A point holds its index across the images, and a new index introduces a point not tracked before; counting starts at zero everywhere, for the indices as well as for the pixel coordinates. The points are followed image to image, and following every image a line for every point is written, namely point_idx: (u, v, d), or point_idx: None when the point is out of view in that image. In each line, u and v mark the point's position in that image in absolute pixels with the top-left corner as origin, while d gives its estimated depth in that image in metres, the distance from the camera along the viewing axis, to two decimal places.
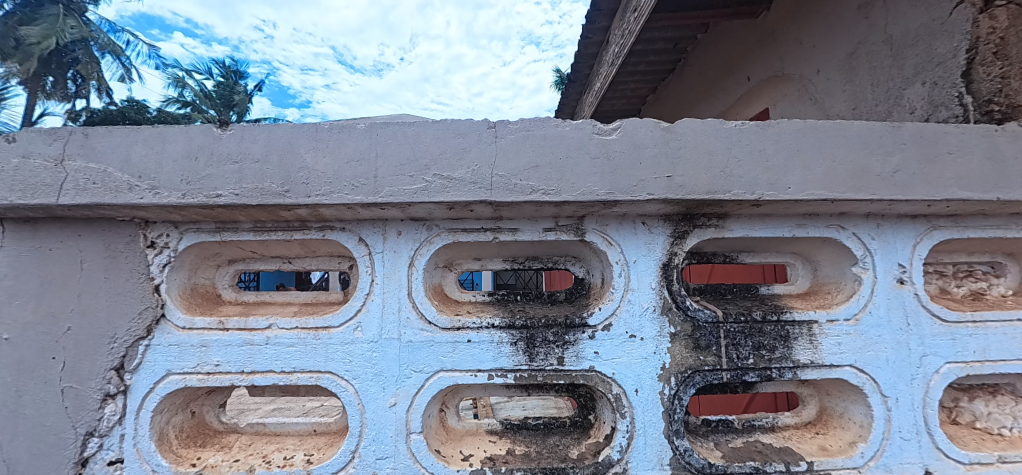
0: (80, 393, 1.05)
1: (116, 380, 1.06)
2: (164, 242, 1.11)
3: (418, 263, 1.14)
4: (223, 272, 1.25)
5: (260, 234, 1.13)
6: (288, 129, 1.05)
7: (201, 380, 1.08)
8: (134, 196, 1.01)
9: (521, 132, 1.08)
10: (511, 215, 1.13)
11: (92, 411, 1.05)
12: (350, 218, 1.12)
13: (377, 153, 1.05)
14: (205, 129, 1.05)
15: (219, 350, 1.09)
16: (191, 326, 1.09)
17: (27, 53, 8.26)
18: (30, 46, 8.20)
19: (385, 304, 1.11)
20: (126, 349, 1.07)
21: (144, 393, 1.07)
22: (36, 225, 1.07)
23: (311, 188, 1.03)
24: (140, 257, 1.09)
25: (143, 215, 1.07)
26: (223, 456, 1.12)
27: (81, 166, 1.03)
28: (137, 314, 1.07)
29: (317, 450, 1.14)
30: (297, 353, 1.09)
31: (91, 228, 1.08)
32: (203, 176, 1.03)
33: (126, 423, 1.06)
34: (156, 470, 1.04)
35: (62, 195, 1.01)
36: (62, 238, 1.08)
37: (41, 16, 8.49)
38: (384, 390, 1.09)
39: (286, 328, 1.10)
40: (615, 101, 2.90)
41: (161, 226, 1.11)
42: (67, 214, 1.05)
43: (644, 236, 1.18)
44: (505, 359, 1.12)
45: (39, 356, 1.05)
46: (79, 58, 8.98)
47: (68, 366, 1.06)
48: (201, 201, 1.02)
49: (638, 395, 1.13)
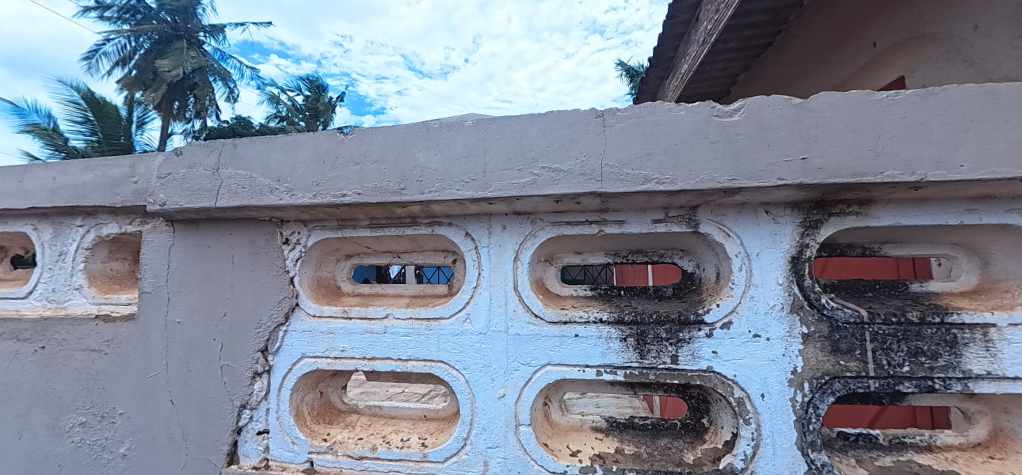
0: (235, 371, 1.19)
1: (262, 360, 1.19)
2: (296, 238, 1.21)
3: (523, 257, 1.14)
4: (341, 265, 1.33)
5: (376, 230, 1.20)
6: (402, 130, 1.10)
7: (330, 364, 1.18)
8: (274, 197, 1.11)
9: (632, 119, 1.03)
10: (618, 206, 1.09)
11: (244, 387, 1.18)
12: (458, 213, 1.15)
13: (485, 149, 1.06)
14: (330, 134, 1.13)
15: (344, 337, 1.17)
16: (320, 314, 1.19)
17: (160, 83, 9.84)
18: (162, 77, 9.75)
19: (492, 297, 1.13)
20: (269, 333, 1.18)
21: (284, 374, 1.19)
22: (197, 226, 1.23)
23: (425, 185, 1.07)
24: (278, 252, 1.20)
25: (280, 215, 1.18)
26: (348, 433, 1.22)
27: (232, 173, 1.15)
28: (277, 302, 1.18)
29: (430, 434, 1.19)
30: (412, 342, 1.14)
31: (238, 227, 1.21)
32: (331, 178, 1.10)
33: (271, 398, 1.19)
34: (296, 442, 1.16)
35: (219, 198, 1.14)
36: (217, 236, 1.22)
37: (170, 51, 10.09)
38: (494, 381, 1.11)
39: (401, 318, 1.16)
40: (700, 84, 2.70)
41: (293, 225, 1.21)
42: (221, 215, 1.19)
43: (769, 227, 1.07)
44: (614, 355, 1.08)
45: (203, 337, 1.20)
46: (198, 84, 10.51)
47: (224, 348, 1.19)
48: (329, 200, 1.09)
49: (765, 401, 1.03)
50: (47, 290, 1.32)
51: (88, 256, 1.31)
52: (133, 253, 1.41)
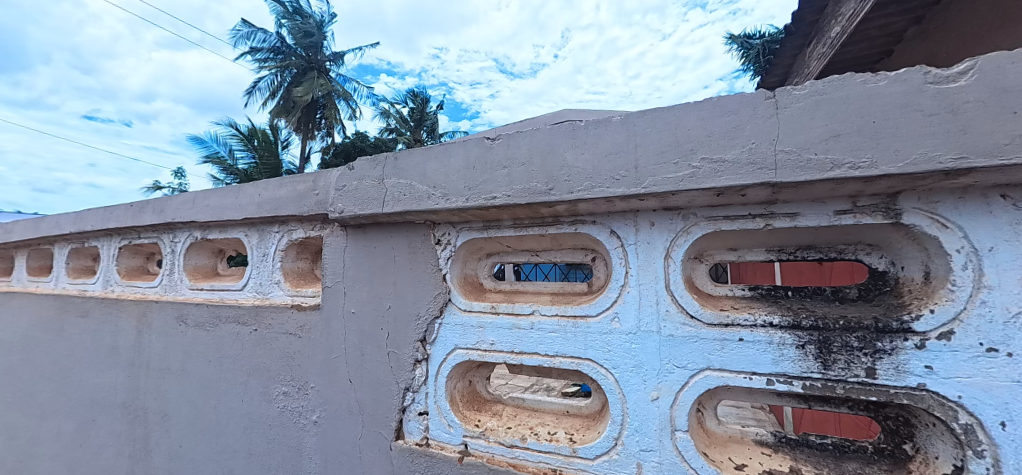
0: (399, 357, 1.32)
1: (421, 349, 1.30)
2: (447, 239, 1.30)
3: (675, 254, 1.08)
4: (483, 263, 1.40)
5: (520, 230, 1.24)
6: (549, 132, 1.12)
7: (481, 355, 1.25)
8: (431, 202, 1.21)
9: (812, 98, 0.91)
10: (791, 197, 0.97)
11: (408, 372, 1.31)
12: (602, 211, 1.14)
13: (636, 144, 1.03)
14: (479, 140, 1.19)
15: (493, 331, 1.23)
16: (471, 308, 1.26)
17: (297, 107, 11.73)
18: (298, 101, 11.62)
19: (642, 296, 1.09)
20: (427, 325, 1.29)
21: (440, 362, 1.29)
22: (364, 229, 1.38)
23: (574, 184, 1.07)
24: (432, 252, 1.30)
25: (434, 218, 1.28)
26: (497, 421, 1.29)
27: (395, 181, 1.27)
28: (433, 297, 1.29)
29: (576, 430, 1.21)
30: (559, 339, 1.17)
31: (398, 230, 1.33)
32: (481, 182, 1.16)
33: (429, 384, 1.30)
34: (452, 425, 1.26)
35: (385, 204, 1.27)
36: (381, 238, 1.36)
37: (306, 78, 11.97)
38: (645, 382, 1.08)
39: (548, 314, 1.19)
40: (851, 48, 2.34)
41: (444, 226, 1.31)
42: (385, 219, 1.32)
43: (1009, 214, 0.84)
44: (789, 363, 0.98)
45: (372, 327, 1.35)
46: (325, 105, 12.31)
47: (390, 336, 1.33)
48: (481, 203, 1.15)
49: (1008, 431, 0.82)
50: (256, 284, 1.60)
51: (283, 256, 1.55)
52: (312, 253, 1.64)
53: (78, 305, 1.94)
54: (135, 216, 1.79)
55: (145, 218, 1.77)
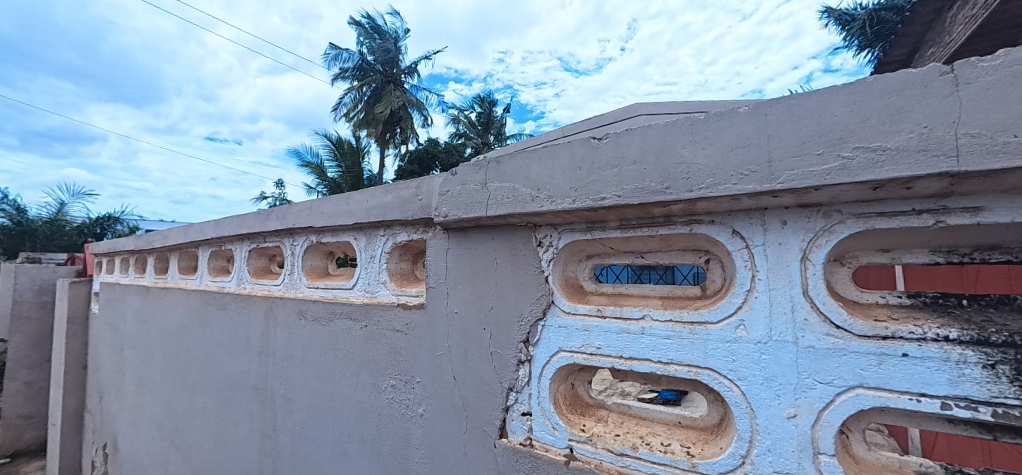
0: (502, 357, 1.33)
1: (524, 350, 1.31)
2: (549, 241, 1.30)
3: (814, 257, 0.97)
4: (582, 265, 1.37)
5: (626, 231, 1.20)
6: (662, 128, 1.07)
7: (587, 359, 1.23)
8: (536, 205, 1.22)
9: (1008, 70, 0.74)
10: (973, 188, 0.82)
11: (511, 372, 1.32)
12: (723, 210, 1.06)
13: (767, 135, 0.94)
14: (585, 141, 1.17)
15: (600, 335, 1.20)
16: (575, 311, 1.25)
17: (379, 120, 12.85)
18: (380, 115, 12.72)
19: (773, 302, 1.00)
20: (530, 327, 1.30)
21: (544, 363, 1.29)
22: (466, 232, 1.42)
23: (693, 182, 1.00)
24: (535, 254, 1.30)
25: (536, 220, 1.28)
26: (603, 427, 1.26)
27: (498, 185, 1.30)
28: (536, 299, 1.29)
29: (693, 444, 1.14)
30: (674, 346, 1.11)
31: (500, 233, 1.35)
32: (589, 183, 1.14)
33: (532, 385, 1.31)
34: (557, 427, 1.26)
35: (489, 208, 1.30)
36: (482, 240, 1.39)
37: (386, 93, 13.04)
38: (779, 397, 0.98)
39: (660, 320, 1.13)
40: None
41: (545, 228, 1.31)
42: (488, 222, 1.35)
43: None
44: (974, 387, 0.82)
45: (476, 326, 1.39)
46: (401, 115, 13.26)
47: (493, 336, 1.35)
48: (589, 204, 1.13)
49: None
50: (364, 283, 1.72)
51: (388, 257, 1.65)
52: (412, 256, 1.73)
53: (217, 300, 2.24)
54: (262, 222, 2.03)
55: (270, 225, 1.99)
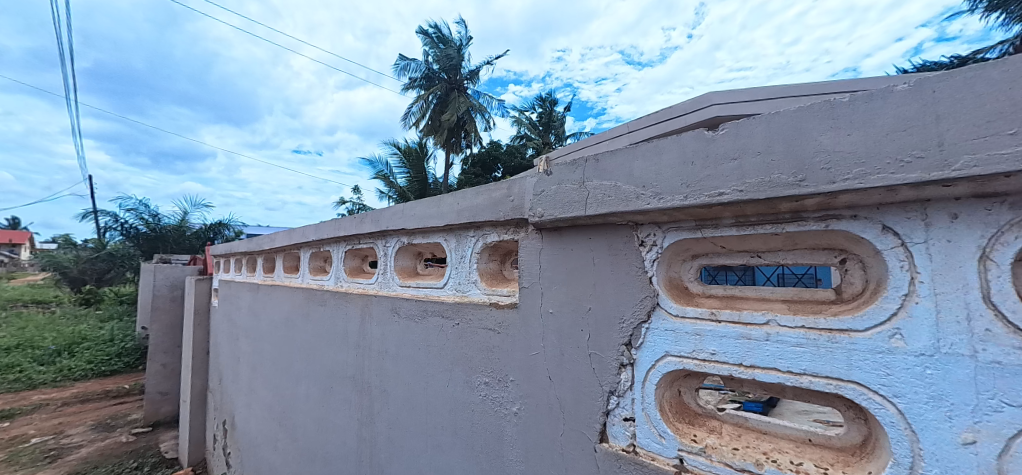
0: (603, 359, 1.30)
1: (627, 353, 1.26)
2: (652, 240, 1.24)
3: (999, 256, 0.81)
4: (687, 265, 1.30)
5: (743, 229, 1.11)
6: (793, 114, 0.97)
7: (699, 365, 1.16)
8: (641, 203, 1.17)
9: None
10: None
11: (613, 375, 1.28)
12: (869, 203, 0.94)
13: (935, 116, 0.81)
14: (697, 133, 1.10)
15: (715, 340, 1.13)
16: (684, 314, 1.18)
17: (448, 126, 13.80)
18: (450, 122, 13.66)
19: (940, 309, 0.86)
20: (633, 329, 1.25)
21: (648, 368, 1.23)
22: (561, 232, 1.41)
23: (836, 173, 0.90)
24: (637, 254, 1.25)
25: (639, 218, 1.23)
26: (717, 439, 1.18)
27: (598, 184, 1.27)
28: (639, 301, 1.24)
29: (832, 465, 1.02)
30: (807, 355, 1.00)
31: (598, 232, 1.32)
32: (703, 178, 1.07)
33: (636, 390, 1.26)
34: (665, 436, 1.19)
35: (588, 207, 1.27)
36: (579, 240, 1.37)
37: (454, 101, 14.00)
38: (951, 420, 0.84)
39: (790, 326, 1.03)
40: None
41: (648, 227, 1.25)
42: (585, 222, 1.32)
43: None
44: None
45: (573, 327, 1.37)
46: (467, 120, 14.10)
47: (592, 338, 1.32)
48: (704, 200, 1.06)
49: None
50: (456, 283, 1.76)
51: (479, 258, 1.69)
52: (500, 256, 1.75)
53: (318, 296, 2.44)
54: (358, 225, 2.19)
55: (366, 227, 2.13)
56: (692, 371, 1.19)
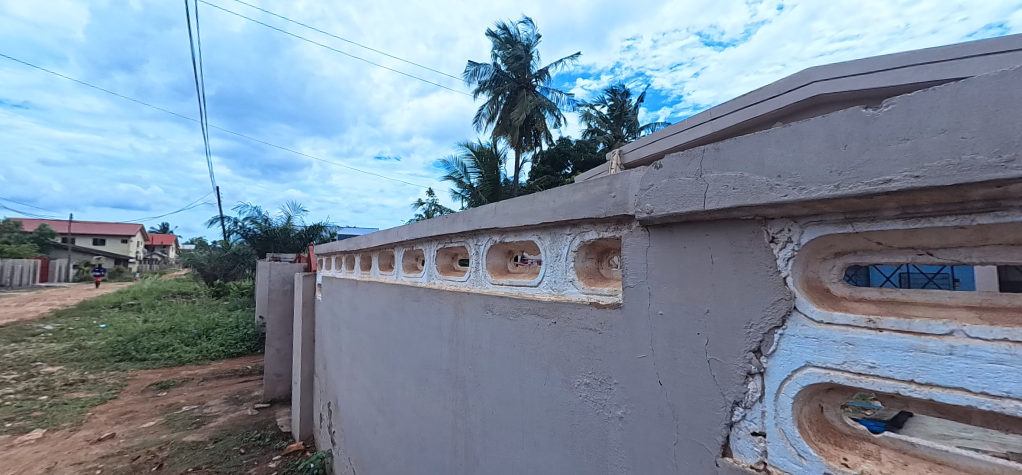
0: (725, 366, 1.19)
1: (755, 361, 1.14)
2: (785, 236, 1.10)
3: None
4: (828, 265, 1.14)
5: (911, 223, 0.95)
6: (994, 80, 0.79)
7: (852, 380, 1.00)
8: (776, 195, 1.05)
9: None
10: None
11: (738, 385, 1.17)
12: None
13: None
14: (851, 112, 0.95)
15: (873, 351, 0.96)
16: (830, 321, 1.03)
17: None
18: None
19: None
20: (763, 335, 1.12)
21: (783, 379, 1.10)
22: (671, 229, 1.32)
23: None
24: (766, 252, 1.12)
25: (770, 213, 1.10)
26: (876, 466, 1.00)
27: (718, 176, 1.17)
28: (771, 304, 1.10)
29: None
30: (1012, 375, 0.80)
31: (717, 228, 1.21)
32: (860, 164, 0.92)
33: (767, 402, 1.13)
34: (806, 456, 1.06)
35: (708, 201, 1.17)
36: (693, 237, 1.27)
37: None
38: None
39: (983, 338, 0.84)
40: None
41: (780, 222, 1.11)
42: (702, 218, 1.22)
43: None
44: None
45: (687, 330, 1.27)
46: None
47: (711, 343, 1.22)
48: (864, 190, 0.91)
49: None
50: (551, 281, 1.76)
51: (576, 256, 1.66)
52: (597, 253, 1.70)
53: (412, 292, 2.60)
54: (450, 225, 2.28)
55: (458, 227, 2.21)
56: (841, 386, 1.03)
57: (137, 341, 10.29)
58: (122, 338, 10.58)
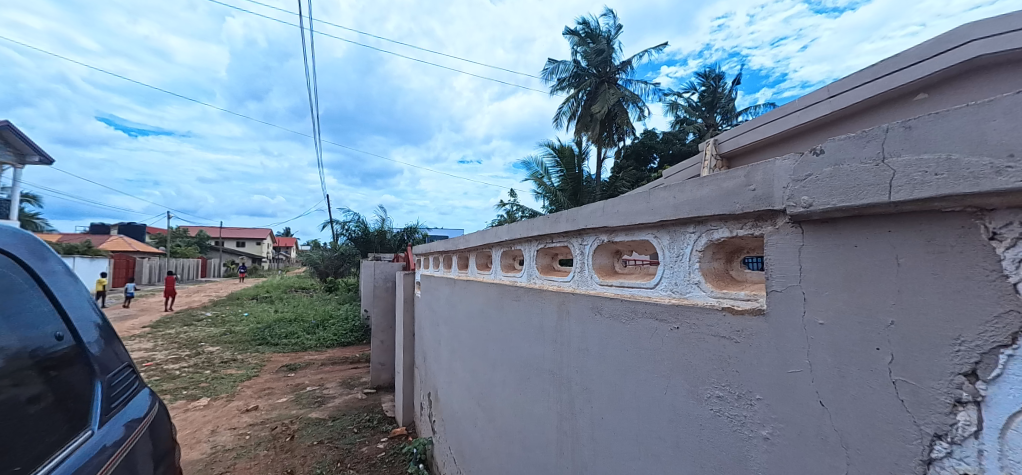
0: (920, 391, 0.96)
1: (969, 387, 0.89)
2: (1018, 232, 0.83)
3: None
4: None
5: None
6: None
7: None
8: (1004, 180, 0.79)
9: None
10: None
11: (942, 415, 0.92)
12: None
13: None
14: None
15: None
16: None
17: None
18: None
19: None
20: (982, 356, 0.86)
21: (1015, 414, 0.84)
22: (835, 225, 1.13)
23: None
24: (984, 252, 0.86)
25: (991, 203, 0.83)
26: None
27: (909, 160, 0.95)
28: (993, 318, 0.84)
29: None
30: None
31: (904, 223, 0.99)
32: None
33: (986, 438, 0.88)
34: None
35: (895, 191, 0.96)
36: (866, 235, 1.07)
37: None
38: None
39: None
40: None
41: (1007, 213, 0.84)
42: (880, 212, 1.02)
43: None
44: None
45: (860, 344, 1.07)
46: None
47: (898, 361, 0.99)
48: None
49: None
50: (670, 283, 1.64)
51: (702, 257, 1.52)
52: (726, 253, 1.54)
53: (512, 292, 2.65)
54: (552, 225, 2.27)
55: (561, 227, 2.19)
56: None
57: (271, 328, 12.21)
58: (260, 325, 12.63)
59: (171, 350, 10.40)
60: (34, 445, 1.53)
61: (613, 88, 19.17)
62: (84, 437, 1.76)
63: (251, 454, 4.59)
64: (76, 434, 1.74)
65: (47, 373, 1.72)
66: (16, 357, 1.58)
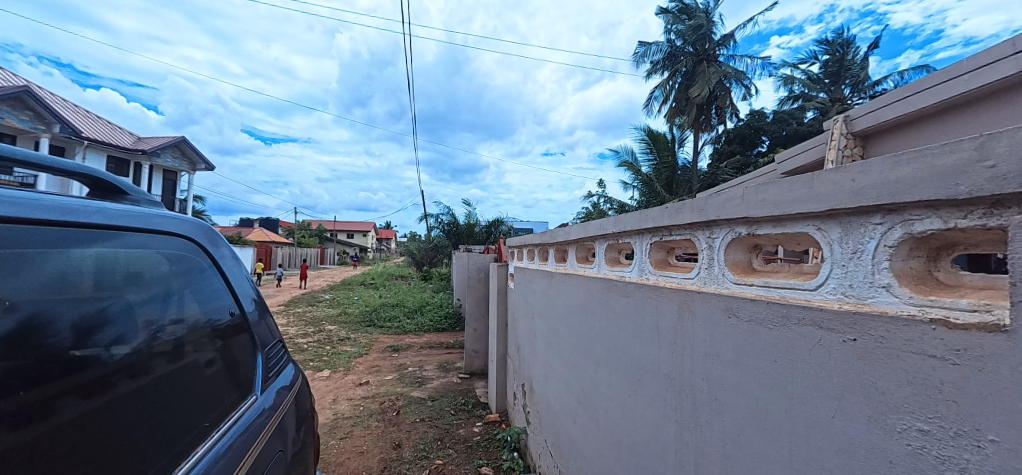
0: None
1: None
2: None
3: None
4: None
5: None
6: None
7: None
8: None
9: None
10: None
11: None
12: None
13: None
14: None
15: None
16: None
17: None
18: None
19: None
20: None
21: None
22: None
23: None
24: None
25: None
26: None
27: None
28: None
29: None
30: None
31: None
32: None
33: None
34: None
35: None
36: None
37: None
38: None
39: None
40: None
41: None
42: None
43: None
44: None
45: None
46: None
47: None
48: None
49: None
50: (841, 285, 1.34)
51: (893, 254, 1.20)
52: (930, 249, 1.21)
53: (619, 287, 2.51)
54: (672, 216, 2.08)
55: (685, 218, 1.99)
56: None
57: (377, 311, 13.67)
58: (369, 308, 14.25)
59: (301, 326, 12.25)
60: (213, 403, 1.79)
61: (711, 67, 17.43)
62: (247, 401, 2.04)
63: (364, 423, 5.15)
64: (241, 398, 2.01)
65: (218, 342, 2.01)
66: (198, 327, 1.86)
